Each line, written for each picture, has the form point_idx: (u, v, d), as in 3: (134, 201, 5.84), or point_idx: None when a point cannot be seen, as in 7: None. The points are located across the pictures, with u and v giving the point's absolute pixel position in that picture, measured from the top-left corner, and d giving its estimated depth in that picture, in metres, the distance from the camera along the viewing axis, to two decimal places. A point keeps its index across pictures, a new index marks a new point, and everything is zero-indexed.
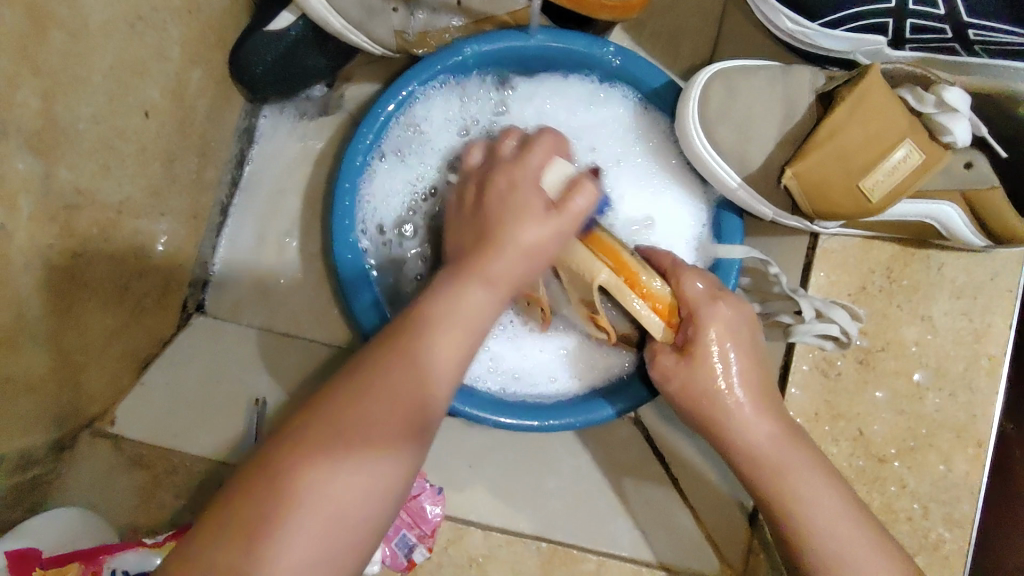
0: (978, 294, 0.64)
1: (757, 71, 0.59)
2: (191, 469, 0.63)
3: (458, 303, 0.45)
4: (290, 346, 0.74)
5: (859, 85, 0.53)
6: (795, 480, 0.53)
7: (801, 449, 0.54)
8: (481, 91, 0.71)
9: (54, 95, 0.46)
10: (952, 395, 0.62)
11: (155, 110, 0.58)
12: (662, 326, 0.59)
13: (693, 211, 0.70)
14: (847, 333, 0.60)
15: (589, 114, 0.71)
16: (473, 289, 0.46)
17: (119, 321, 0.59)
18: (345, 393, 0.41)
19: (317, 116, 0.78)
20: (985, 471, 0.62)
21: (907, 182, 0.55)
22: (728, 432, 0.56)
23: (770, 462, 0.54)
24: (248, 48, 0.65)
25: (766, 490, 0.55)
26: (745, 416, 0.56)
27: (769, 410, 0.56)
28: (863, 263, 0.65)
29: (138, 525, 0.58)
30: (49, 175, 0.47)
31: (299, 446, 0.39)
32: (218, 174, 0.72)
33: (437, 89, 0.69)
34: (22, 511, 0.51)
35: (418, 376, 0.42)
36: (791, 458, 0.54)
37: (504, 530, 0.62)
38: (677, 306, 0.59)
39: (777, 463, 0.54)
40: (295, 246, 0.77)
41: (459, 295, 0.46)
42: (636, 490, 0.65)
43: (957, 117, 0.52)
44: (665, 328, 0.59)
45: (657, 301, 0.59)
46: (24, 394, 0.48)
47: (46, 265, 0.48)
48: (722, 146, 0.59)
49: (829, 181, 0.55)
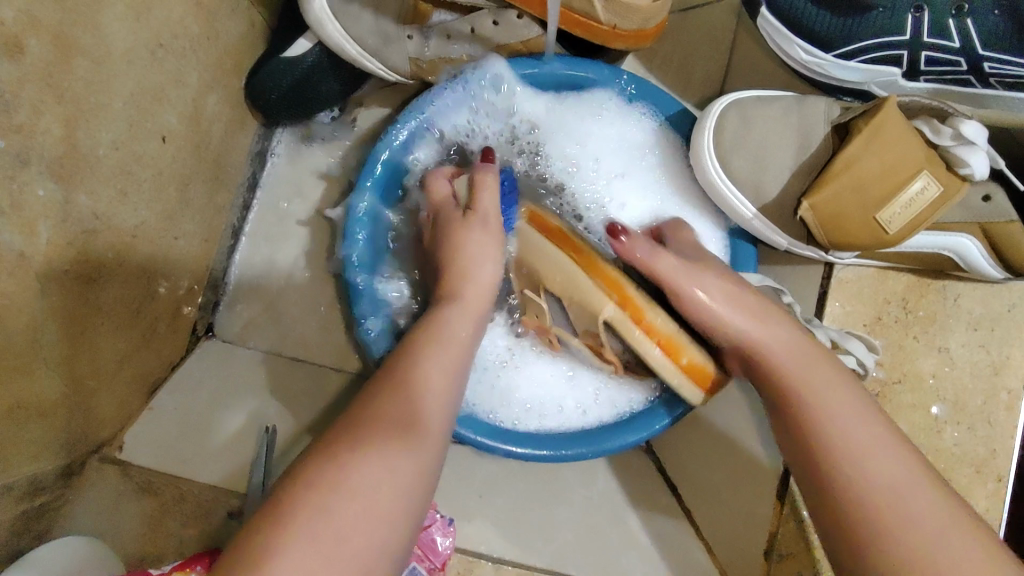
0: (996, 326, 0.63)
1: (773, 102, 0.59)
2: (200, 496, 0.61)
3: (438, 327, 0.53)
4: (299, 370, 0.74)
5: (876, 116, 0.53)
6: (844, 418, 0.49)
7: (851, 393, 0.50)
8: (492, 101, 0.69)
9: (76, 122, 0.46)
10: (971, 429, 0.62)
11: (172, 135, 0.58)
12: (668, 360, 0.61)
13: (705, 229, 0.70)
14: (864, 365, 0.59)
15: (599, 132, 0.71)
16: (447, 311, 0.55)
17: (129, 345, 0.59)
18: (338, 437, 0.43)
19: (329, 138, 0.78)
20: (1005, 506, 0.60)
21: (924, 216, 0.54)
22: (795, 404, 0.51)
23: (831, 427, 0.48)
24: (264, 74, 0.66)
25: (811, 427, 0.49)
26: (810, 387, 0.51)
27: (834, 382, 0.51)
28: (878, 293, 0.64)
29: (144, 556, 0.57)
30: (68, 201, 0.47)
31: (337, 443, 0.42)
32: (231, 197, 0.72)
33: (448, 103, 0.68)
34: (29, 539, 0.50)
35: (402, 387, 0.46)
36: (840, 394, 0.50)
37: (515, 563, 0.60)
38: (680, 337, 0.62)
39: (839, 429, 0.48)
40: (306, 270, 0.77)
41: (438, 322, 0.53)
42: (647, 523, 0.64)
43: (975, 149, 0.51)
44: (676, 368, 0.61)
45: (659, 334, 0.61)
46: (35, 419, 0.48)
47: (62, 291, 0.48)
48: (737, 175, 0.59)
49: (846, 212, 0.55)
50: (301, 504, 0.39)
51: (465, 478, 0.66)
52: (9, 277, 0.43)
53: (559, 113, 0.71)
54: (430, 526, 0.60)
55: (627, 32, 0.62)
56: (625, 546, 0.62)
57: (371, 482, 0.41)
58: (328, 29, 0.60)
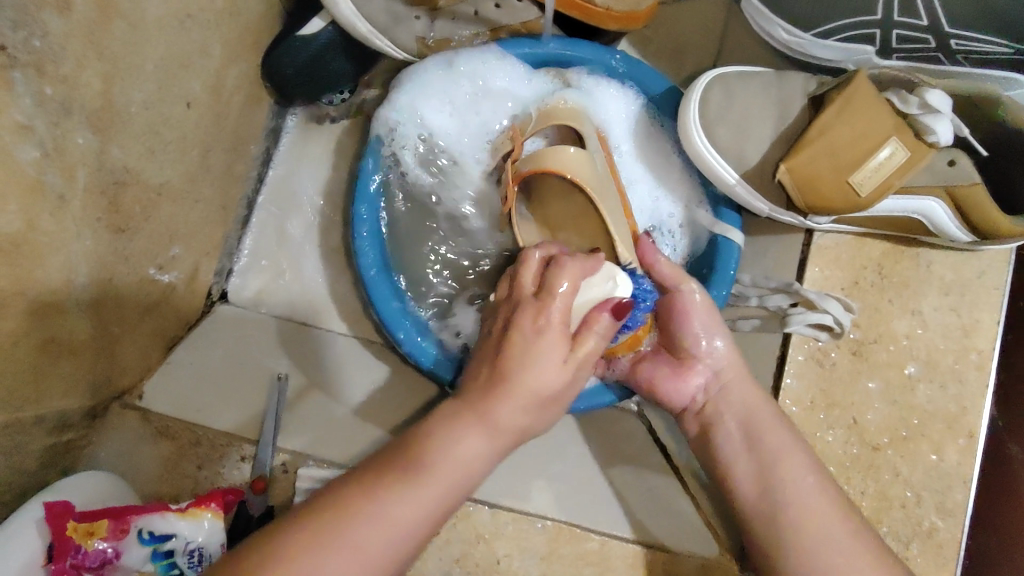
0: (965, 291, 0.67)
1: (752, 78, 0.65)
2: (214, 441, 0.63)
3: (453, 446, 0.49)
4: (307, 333, 0.77)
5: (846, 89, 0.59)
6: (840, 552, 0.52)
7: (786, 435, 0.59)
8: (407, 124, 0.74)
9: (113, 79, 0.50)
10: (943, 387, 0.65)
11: (195, 102, 0.62)
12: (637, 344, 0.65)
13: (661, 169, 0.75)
14: (841, 324, 0.64)
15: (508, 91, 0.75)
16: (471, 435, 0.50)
17: (151, 300, 0.62)
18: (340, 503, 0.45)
19: (340, 118, 0.83)
20: (975, 461, 0.64)
21: (892, 180, 0.59)
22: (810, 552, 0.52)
23: (840, 550, 0.52)
24: (281, 51, 0.70)
25: (805, 557, 0.52)
26: (817, 520, 0.53)
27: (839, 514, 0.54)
28: (855, 258, 0.68)
29: (162, 495, 0.60)
30: (103, 152, 0.51)
31: (330, 516, 0.43)
32: (246, 169, 0.76)
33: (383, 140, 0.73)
34: (56, 472, 0.54)
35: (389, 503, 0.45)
36: (827, 514, 0.54)
37: (511, 508, 0.63)
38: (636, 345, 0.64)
39: (838, 553, 0.52)
40: (316, 242, 0.82)
41: (457, 440, 0.49)
42: (637, 479, 0.67)
43: (939, 117, 0.56)
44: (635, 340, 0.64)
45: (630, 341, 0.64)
46: (66, 357, 0.52)
47: (93, 237, 0.52)
48: (720, 143, 0.65)
49: (821, 176, 0.60)
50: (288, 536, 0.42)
51: None
52: (50, 215, 0.47)
53: (450, 118, 0.75)
54: None
55: (621, 14, 0.67)
56: (616, 498, 0.65)
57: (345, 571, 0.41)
58: (342, 8, 0.64)
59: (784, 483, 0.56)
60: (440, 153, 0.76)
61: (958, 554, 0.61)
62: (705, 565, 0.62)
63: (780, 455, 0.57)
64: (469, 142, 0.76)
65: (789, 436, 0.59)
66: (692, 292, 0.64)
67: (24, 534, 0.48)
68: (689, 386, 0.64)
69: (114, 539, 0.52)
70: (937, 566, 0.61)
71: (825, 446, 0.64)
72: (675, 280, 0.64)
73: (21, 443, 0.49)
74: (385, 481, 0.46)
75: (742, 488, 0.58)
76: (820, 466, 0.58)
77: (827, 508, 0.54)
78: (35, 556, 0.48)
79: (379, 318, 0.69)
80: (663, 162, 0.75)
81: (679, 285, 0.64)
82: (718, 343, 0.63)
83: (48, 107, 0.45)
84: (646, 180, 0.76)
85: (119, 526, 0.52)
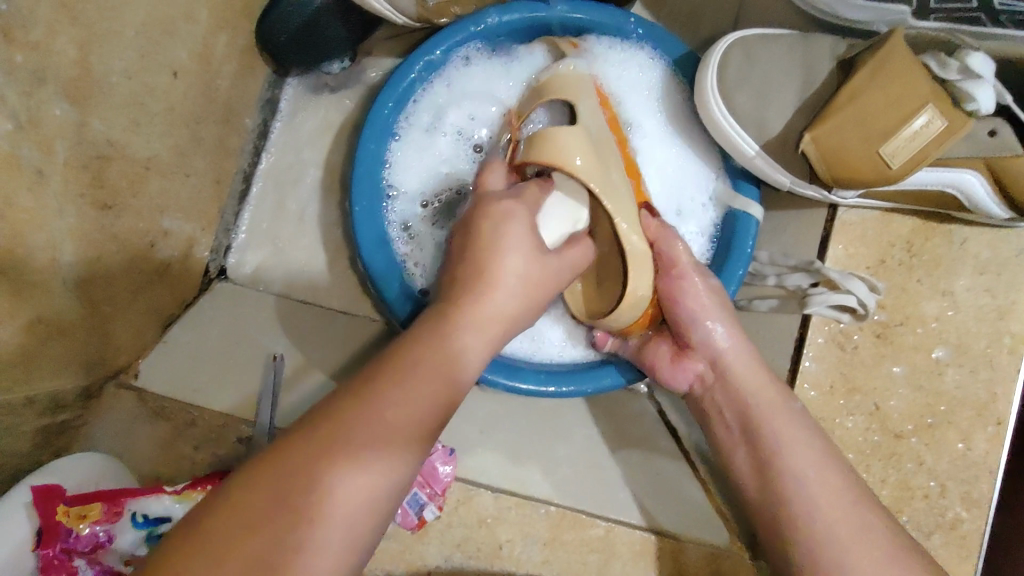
0: (1002, 271, 0.63)
1: (777, 38, 0.61)
2: (211, 421, 0.62)
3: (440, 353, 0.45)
4: (309, 311, 0.75)
5: (881, 51, 0.55)
6: (859, 554, 0.49)
7: (801, 427, 0.55)
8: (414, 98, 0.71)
9: (90, 46, 0.48)
10: (973, 372, 0.61)
11: (183, 71, 0.59)
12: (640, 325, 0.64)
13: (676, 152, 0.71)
14: (864, 305, 0.60)
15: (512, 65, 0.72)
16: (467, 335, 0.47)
17: (143, 278, 0.60)
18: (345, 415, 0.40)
19: (339, 88, 0.79)
20: (1005, 449, 0.60)
21: (928, 151, 0.55)
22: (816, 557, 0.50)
23: (850, 521, 0.50)
24: (274, 19, 0.68)
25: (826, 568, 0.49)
26: (830, 516, 0.50)
27: (865, 503, 0.51)
28: (882, 236, 0.64)
29: (160, 475, 0.60)
30: (83, 124, 0.49)
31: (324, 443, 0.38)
32: (241, 142, 0.74)
33: (390, 108, 0.69)
34: (49, 454, 0.53)
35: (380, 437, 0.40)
36: (840, 506, 0.51)
37: (515, 492, 0.61)
38: (645, 324, 0.64)
39: (848, 533, 0.49)
40: (316, 215, 0.79)
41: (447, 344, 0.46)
42: (646, 463, 0.65)
43: (980, 83, 0.52)
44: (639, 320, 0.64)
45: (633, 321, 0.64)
46: (55, 337, 0.50)
47: (77, 215, 0.50)
48: (739, 112, 0.61)
49: (848, 147, 0.56)
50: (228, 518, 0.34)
51: (466, 416, 0.67)
52: (27, 192, 0.45)
53: (431, 166, 0.72)
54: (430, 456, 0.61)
55: None
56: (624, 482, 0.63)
57: (365, 483, 0.38)
58: None
59: (789, 477, 0.53)
60: (444, 126, 0.72)
61: (983, 546, 0.59)
62: (714, 553, 0.59)
63: (781, 441, 0.54)
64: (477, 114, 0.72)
65: (801, 425, 0.55)
66: (684, 277, 0.61)
67: (13, 517, 0.47)
68: (684, 374, 0.62)
69: (107, 522, 0.51)
70: (960, 558, 0.58)
71: (844, 432, 0.61)
72: (669, 265, 0.61)
73: (13, 425, 0.48)
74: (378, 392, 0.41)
75: (741, 478, 0.57)
76: (834, 448, 0.54)
77: (840, 493, 0.51)
78: (24, 541, 0.48)
79: (379, 294, 0.67)
80: (688, 123, 0.71)
81: (672, 270, 0.61)
82: (715, 327, 0.60)
83: (17, 75, 0.42)
84: (671, 161, 0.72)
85: (112, 509, 0.51)
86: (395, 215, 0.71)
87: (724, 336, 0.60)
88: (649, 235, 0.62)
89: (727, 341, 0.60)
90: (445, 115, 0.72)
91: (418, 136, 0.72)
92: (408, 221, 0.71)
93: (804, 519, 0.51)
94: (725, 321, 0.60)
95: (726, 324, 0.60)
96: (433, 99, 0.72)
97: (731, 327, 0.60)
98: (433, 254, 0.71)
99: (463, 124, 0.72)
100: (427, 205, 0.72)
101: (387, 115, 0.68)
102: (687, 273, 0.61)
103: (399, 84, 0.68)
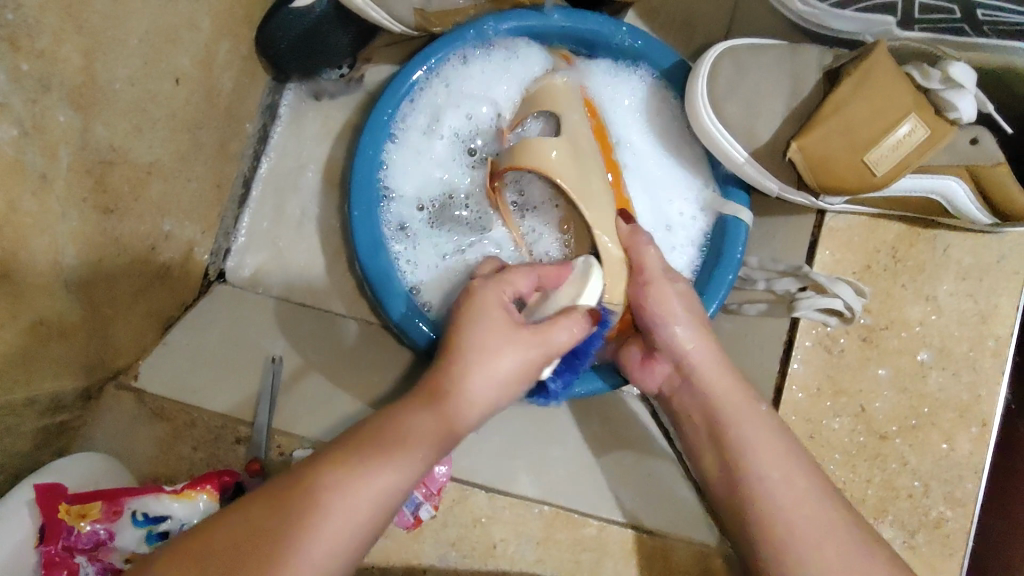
0: (984, 276, 0.64)
1: (767, 50, 0.63)
2: (209, 423, 0.62)
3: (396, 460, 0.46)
4: (306, 314, 0.76)
5: (864, 63, 0.57)
6: (823, 553, 0.49)
7: (768, 428, 0.55)
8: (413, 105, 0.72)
9: (95, 54, 0.49)
10: (956, 375, 0.63)
11: (185, 77, 0.60)
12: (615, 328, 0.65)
13: (671, 161, 0.73)
14: (852, 308, 0.62)
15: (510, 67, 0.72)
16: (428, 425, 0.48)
17: (144, 281, 0.61)
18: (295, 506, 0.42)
19: (337, 94, 0.81)
20: (987, 451, 0.62)
21: (909, 159, 0.57)
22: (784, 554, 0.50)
23: (810, 530, 0.50)
24: (275, 23, 0.69)
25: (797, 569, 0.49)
26: (791, 516, 0.51)
27: (831, 498, 0.52)
28: (868, 241, 0.65)
29: (158, 476, 0.60)
30: (87, 130, 0.50)
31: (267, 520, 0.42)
32: (241, 147, 0.75)
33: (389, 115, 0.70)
34: (50, 453, 0.54)
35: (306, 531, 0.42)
36: (805, 503, 0.51)
37: (508, 493, 0.62)
38: (621, 327, 0.65)
39: (812, 537, 0.50)
40: (313, 219, 0.80)
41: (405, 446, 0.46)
42: (636, 464, 0.66)
43: (962, 91, 0.54)
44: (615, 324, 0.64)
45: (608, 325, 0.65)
46: (56, 340, 0.51)
47: (80, 219, 0.51)
48: (730, 121, 0.62)
49: (833, 157, 0.58)
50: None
51: None
52: (32, 197, 0.46)
53: (428, 168, 0.73)
54: None
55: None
56: (616, 483, 0.64)
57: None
58: None
59: (753, 477, 0.54)
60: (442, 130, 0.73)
61: (966, 546, 0.60)
62: (704, 552, 0.60)
63: (748, 440, 0.55)
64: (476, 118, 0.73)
65: (763, 422, 0.56)
66: (651, 283, 0.61)
67: (16, 516, 0.48)
68: (654, 377, 0.63)
69: (107, 521, 0.52)
70: (944, 557, 0.59)
71: (831, 434, 0.62)
72: (640, 271, 0.62)
73: (14, 426, 0.49)
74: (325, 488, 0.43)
75: (711, 479, 0.57)
76: (799, 446, 0.55)
77: (808, 496, 0.52)
78: (27, 538, 0.49)
79: (377, 296, 0.68)
80: (680, 132, 0.73)
81: (641, 278, 0.61)
82: (681, 332, 0.60)
83: (25, 83, 0.44)
84: (664, 169, 0.73)
85: (112, 508, 0.52)
86: (391, 213, 0.72)
87: (693, 340, 0.60)
88: (620, 243, 0.63)
89: (693, 343, 0.60)
90: (444, 114, 0.73)
91: (416, 142, 0.73)
92: (405, 222, 0.73)
93: (767, 521, 0.52)
94: (690, 324, 0.60)
95: (693, 327, 0.60)
96: (432, 104, 0.73)
97: (698, 333, 0.60)
98: (432, 257, 0.72)
99: (462, 126, 0.73)
100: (421, 206, 0.73)
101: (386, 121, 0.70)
102: (651, 280, 0.61)
103: (397, 91, 0.70)
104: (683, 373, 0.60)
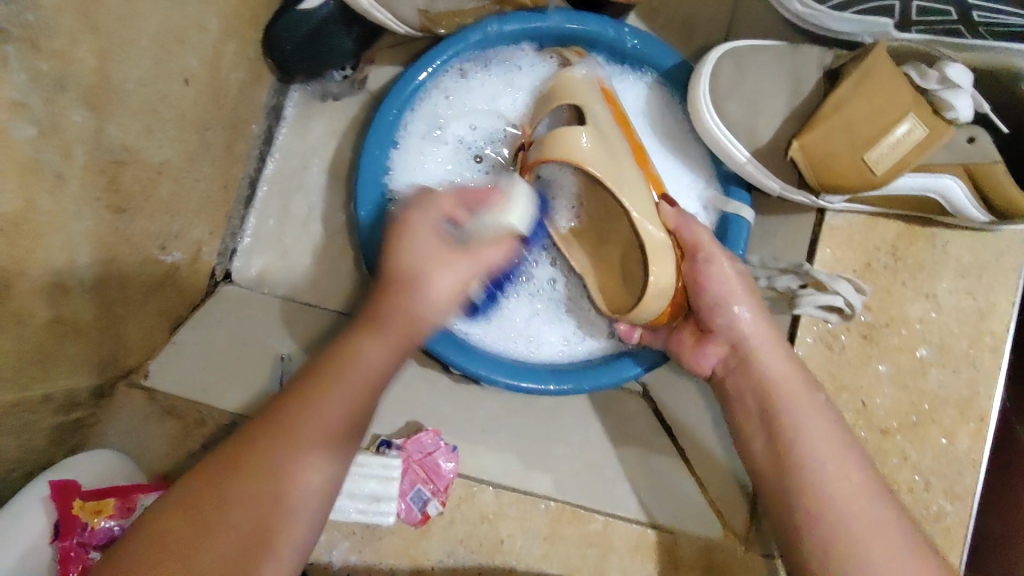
0: (982, 273, 0.65)
1: (766, 50, 0.64)
2: (219, 419, 0.62)
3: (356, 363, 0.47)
4: (313, 313, 0.76)
5: (863, 64, 0.58)
6: (877, 551, 0.49)
7: (824, 416, 0.55)
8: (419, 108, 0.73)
9: (108, 55, 0.49)
10: (955, 371, 0.64)
11: (194, 78, 0.61)
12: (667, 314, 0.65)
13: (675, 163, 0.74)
14: (851, 306, 0.63)
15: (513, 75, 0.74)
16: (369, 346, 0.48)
17: (154, 280, 0.62)
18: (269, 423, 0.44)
19: (342, 96, 0.82)
20: (986, 446, 0.63)
21: (909, 158, 0.57)
22: (828, 545, 0.50)
23: (863, 523, 0.50)
24: (281, 25, 0.70)
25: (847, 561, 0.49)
26: (845, 508, 0.51)
27: (874, 495, 0.52)
28: (868, 239, 0.67)
29: (166, 472, 0.60)
30: (99, 130, 0.50)
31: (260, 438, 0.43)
32: (247, 148, 0.75)
33: (396, 114, 0.70)
34: (64, 451, 0.54)
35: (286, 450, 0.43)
36: (863, 499, 0.51)
37: (515, 489, 0.63)
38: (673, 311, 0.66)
39: (862, 529, 0.50)
40: (319, 220, 0.81)
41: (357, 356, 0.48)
42: (641, 460, 0.67)
43: (958, 91, 0.55)
44: (667, 310, 0.65)
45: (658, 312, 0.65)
46: (70, 337, 0.51)
47: (93, 218, 0.51)
48: (731, 120, 0.64)
49: (834, 155, 0.59)
50: (154, 534, 0.39)
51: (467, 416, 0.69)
52: (48, 196, 0.46)
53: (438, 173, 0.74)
54: (433, 452, 0.63)
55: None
56: (622, 479, 0.65)
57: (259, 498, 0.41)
58: None
59: (812, 468, 0.53)
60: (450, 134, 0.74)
61: (966, 538, 0.61)
62: (708, 546, 0.62)
63: (804, 426, 0.55)
64: (483, 125, 0.75)
65: (823, 414, 0.56)
66: (711, 261, 0.61)
67: (30, 513, 0.49)
68: (707, 358, 0.63)
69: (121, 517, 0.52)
70: (945, 549, 0.60)
71: None
72: (696, 250, 0.62)
73: (30, 422, 0.49)
74: (302, 398, 0.45)
75: (755, 464, 0.57)
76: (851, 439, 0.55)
77: (862, 489, 0.52)
78: (43, 534, 0.49)
79: None
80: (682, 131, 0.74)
81: (698, 256, 0.62)
82: (741, 312, 0.60)
83: (41, 83, 0.44)
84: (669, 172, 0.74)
85: (125, 505, 0.52)
86: None
87: (751, 322, 0.60)
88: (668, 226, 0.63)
89: (752, 325, 0.60)
90: (447, 124, 0.74)
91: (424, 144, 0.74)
92: None
93: (824, 515, 0.51)
94: (751, 306, 0.60)
95: (752, 308, 0.60)
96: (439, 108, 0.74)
97: (758, 313, 0.60)
98: None
99: (470, 132, 0.75)
100: None
101: (391, 120, 0.70)
102: (710, 259, 0.61)
103: (402, 91, 0.70)
104: (742, 355, 0.60)
